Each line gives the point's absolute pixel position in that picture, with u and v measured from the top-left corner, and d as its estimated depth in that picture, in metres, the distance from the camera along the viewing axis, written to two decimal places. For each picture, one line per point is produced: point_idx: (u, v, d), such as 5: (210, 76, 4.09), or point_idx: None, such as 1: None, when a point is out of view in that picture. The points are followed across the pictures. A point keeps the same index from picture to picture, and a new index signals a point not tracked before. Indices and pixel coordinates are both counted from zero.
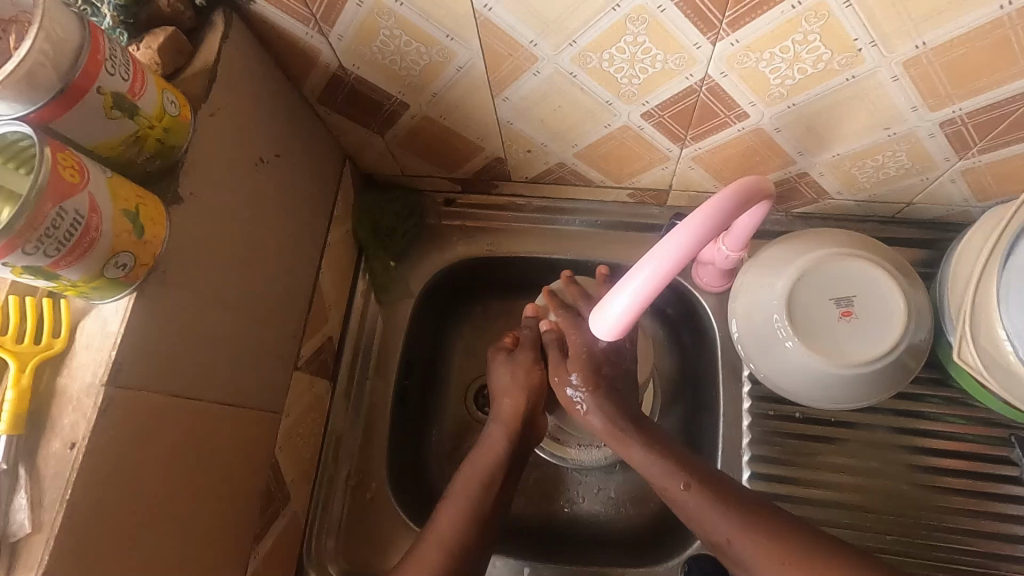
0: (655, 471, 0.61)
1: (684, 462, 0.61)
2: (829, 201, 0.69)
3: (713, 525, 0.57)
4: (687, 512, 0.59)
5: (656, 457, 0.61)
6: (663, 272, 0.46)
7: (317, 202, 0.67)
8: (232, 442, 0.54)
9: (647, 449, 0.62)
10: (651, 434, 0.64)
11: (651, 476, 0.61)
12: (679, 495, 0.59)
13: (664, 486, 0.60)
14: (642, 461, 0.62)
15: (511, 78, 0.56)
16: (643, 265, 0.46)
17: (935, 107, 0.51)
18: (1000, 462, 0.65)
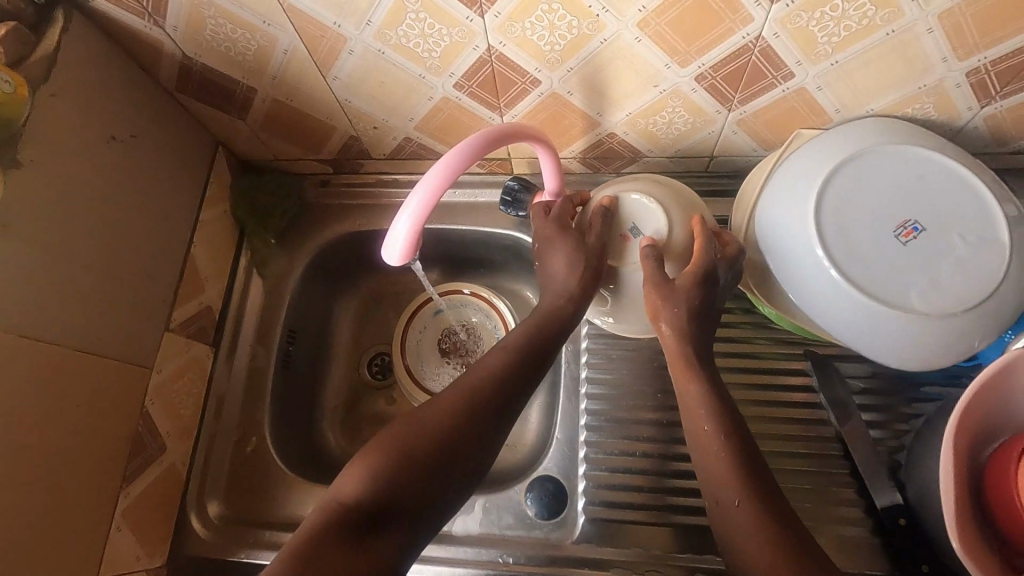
0: (700, 416, 0.57)
1: (726, 409, 0.57)
2: (645, 159, 0.78)
3: (724, 484, 0.53)
4: (703, 446, 0.56)
5: (710, 401, 0.57)
6: (430, 198, 0.53)
7: (185, 182, 0.75)
8: (91, 386, 0.60)
9: (709, 391, 0.57)
10: (718, 380, 0.59)
11: (691, 415, 0.57)
12: (706, 440, 0.55)
13: (692, 423, 0.57)
14: (696, 394, 0.57)
15: (331, 58, 0.64)
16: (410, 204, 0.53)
17: (683, 64, 0.61)
18: (795, 373, 0.73)
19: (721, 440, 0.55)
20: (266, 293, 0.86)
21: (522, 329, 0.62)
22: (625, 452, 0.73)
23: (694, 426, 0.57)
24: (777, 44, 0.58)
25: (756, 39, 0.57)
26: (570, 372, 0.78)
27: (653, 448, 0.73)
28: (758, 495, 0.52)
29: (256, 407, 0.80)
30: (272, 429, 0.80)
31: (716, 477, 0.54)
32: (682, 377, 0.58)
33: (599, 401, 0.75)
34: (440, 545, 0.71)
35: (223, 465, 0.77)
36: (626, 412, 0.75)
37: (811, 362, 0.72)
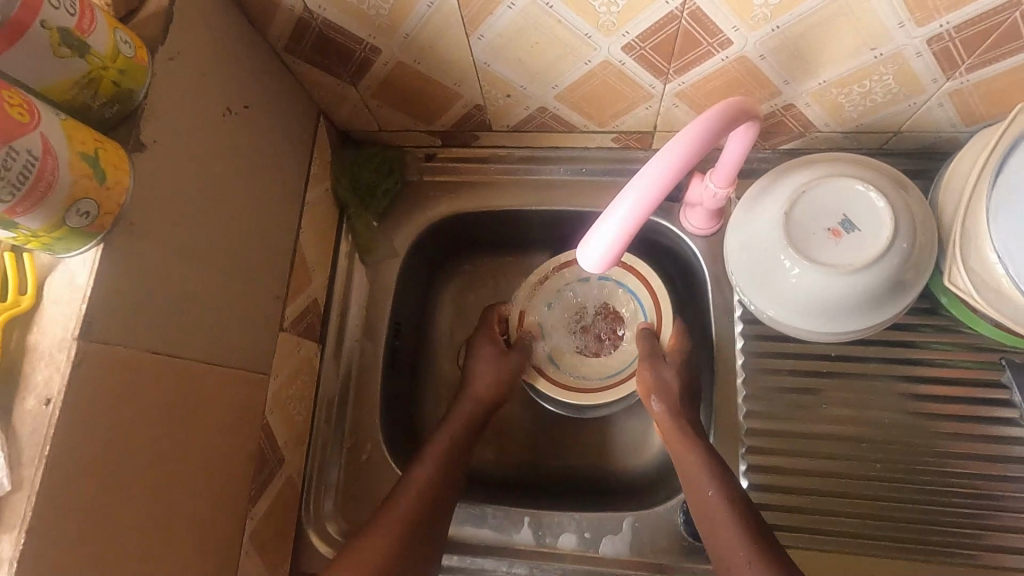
0: (702, 481, 0.60)
1: (729, 479, 0.60)
2: (815, 135, 0.68)
3: (732, 547, 0.56)
4: (708, 514, 0.59)
5: (711, 470, 0.60)
6: (651, 197, 0.44)
7: (292, 159, 0.65)
8: (219, 402, 0.53)
9: (707, 459, 0.61)
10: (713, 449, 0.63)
11: (694, 485, 0.61)
12: (709, 505, 0.59)
13: (696, 493, 0.60)
14: (695, 468, 0.61)
15: (484, 13, 0.53)
16: (634, 186, 0.44)
17: (922, 22, 0.50)
18: (991, 386, 0.65)
19: (725, 506, 0.58)
20: (370, 283, 0.77)
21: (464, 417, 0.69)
22: (790, 469, 0.66)
23: (697, 494, 0.60)
24: None
25: None
26: (723, 378, 0.69)
27: (818, 464, 0.66)
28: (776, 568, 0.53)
29: (368, 410, 0.73)
30: (385, 433, 0.73)
31: (707, 516, 0.58)
32: (676, 453, 0.64)
33: (765, 414, 0.68)
34: (588, 567, 0.65)
35: (338, 472, 0.71)
36: (793, 424, 0.67)
37: (1014, 374, 0.64)
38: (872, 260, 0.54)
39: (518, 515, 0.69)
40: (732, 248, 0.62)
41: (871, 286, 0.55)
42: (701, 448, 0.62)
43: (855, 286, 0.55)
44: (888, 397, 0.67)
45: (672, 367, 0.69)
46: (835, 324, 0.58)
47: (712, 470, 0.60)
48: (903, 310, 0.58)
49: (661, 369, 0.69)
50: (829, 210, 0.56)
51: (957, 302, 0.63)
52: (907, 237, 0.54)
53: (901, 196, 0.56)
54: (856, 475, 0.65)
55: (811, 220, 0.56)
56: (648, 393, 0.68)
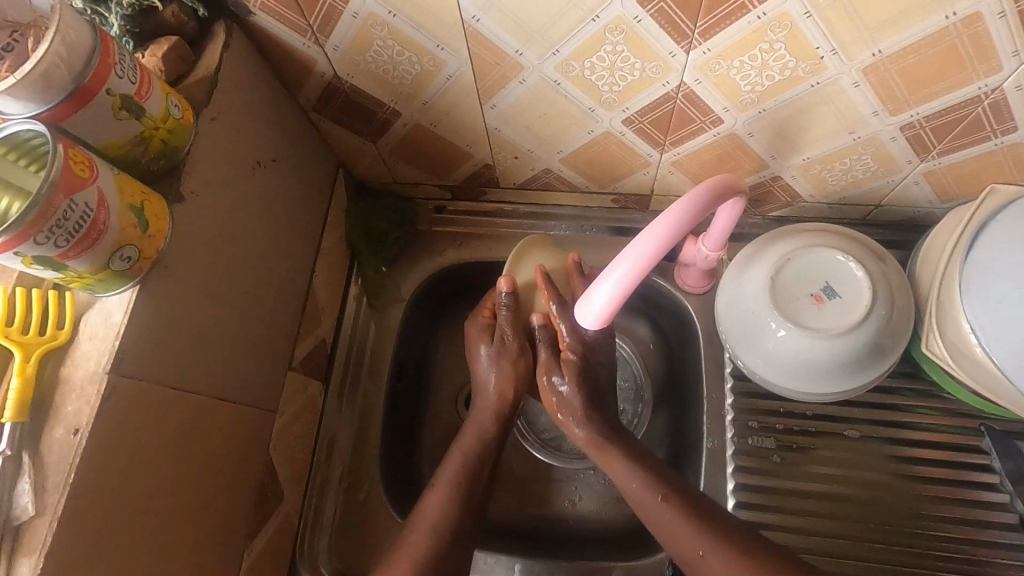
0: (635, 490, 0.61)
1: (660, 475, 0.62)
2: (802, 204, 0.72)
3: (689, 543, 0.57)
4: (649, 513, 0.60)
5: (638, 470, 0.62)
6: (644, 262, 0.47)
7: (312, 207, 0.69)
8: (226, 435, 0.55)
9: (631, 464, 0.62)
10: (630, 441, 0.65)
11: (621, 482, 0.62)
12: (662, 511, 0.59)
13: (641, 503, 0.61)
14: (623, 472, 0.62)
15: (497, 86, 0.59)
16: (629, 251, 0.47)
17: (894, 112, 0.55)
18: (973, 451, 0.67)
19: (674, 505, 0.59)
20: (376, 326, 0.80)
21: (467, 468, 0.64)
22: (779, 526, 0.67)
23: (636, 499, 0.61)
24: (1015, 97, 0.52)
25: (993, 91, 0.51)
26: (714, 433, 0.71)
27: (803, 522, 0.67)
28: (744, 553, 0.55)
29: (368, 450, 0.75)
30: (383, 474, 0.75)
31: (659, 523, 0.59)
32: (606, 464, 0.64)
33: (753, 469, 0.69)
34: None
35: (334, 512, 0.72)
36: (780, 480, 0.69)
37: (993, 440, 0.67)
38: (853, 327, 0.57)
39: (509, 562, 0.71)
40: (721, 305, 0.66)
41: (852, 351, 0.58)
42: (621, 450, 0.63)
43: (837, 350, 0.58)
44: (873, 457, 0.69)
45: (569, 382, 0.64)
46: (821, 386, 0.61)
47: (644, 475, 0.61)
48: (884, 373, 0.61)
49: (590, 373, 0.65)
50: (812, 278, 0.60)
51: (938, 369, 0.66)
52: (885, 305, 0.58)
53: (879, 266, 0.60)
54: (840, 535, 0.67)
55: (795, 286, 0.60)
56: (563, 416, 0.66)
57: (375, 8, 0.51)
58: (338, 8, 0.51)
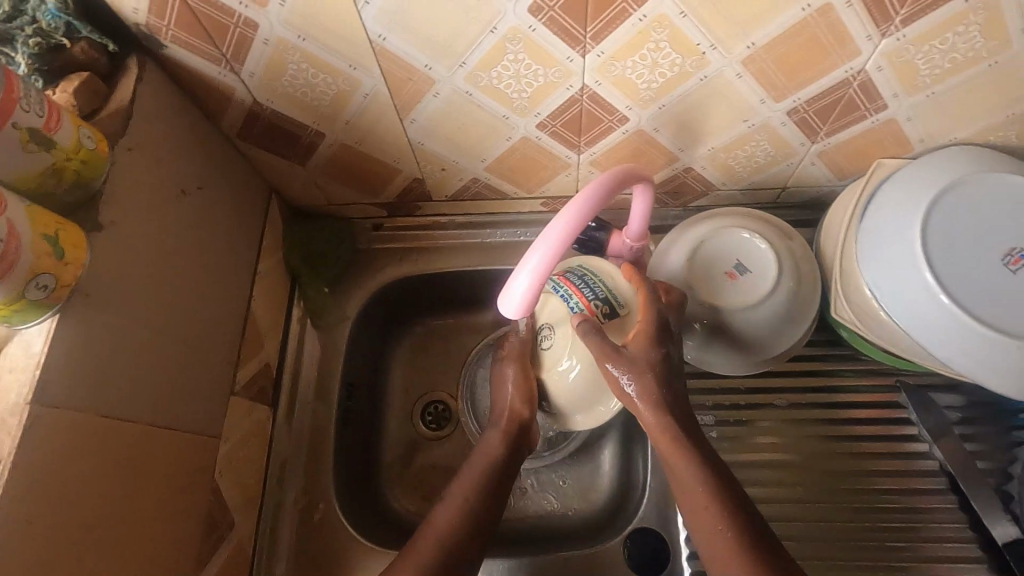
0: (698, 490, 0.54)
1: (723, 482, 0.54)
2: (716, 193, 0.77)
3: (713, 541, 0.52)
4: (696, 501, 0.54)
5: (706, 470, 0.54)
6: (557, 247, 0.50)
7: (245, 232, 0.70)
8: (166, 462, 0.55)
9: (699, 464, 0.54)
10: (710, 454, 0.56)
11: (679, 478, 0.55)
12: (695, 499, 0.54)
13: (697, 500, 0.54)
14: (690, 475, 0.54)
15: (413, 101, 0.62)
16: (543, 239, 0.50)
17: (779, 99, 0.60)
18: (892, 407, 0.72)
19: (709, 500, 0.53)
20: (323, 346, 0.81)
21: None
22: None
23: (686, 492, 0.55)
24: (878, 77, 0.57)
25: (858, 73, 0.57)
26: None
27: (747, 492, 0.70)
28: (761, 561, 0.50)
29: (322, 469, 0.75)
30: (339, 493, 0.75)
31: (693, 500, 0.54)
32: (671, 468, 0.56)
33: None
34: None
35: (291, 535, 0.72)
36: (721, 455, 0.72)
37: (908, 394, 0.71)
38: (766, 298, 0.61)
39: None
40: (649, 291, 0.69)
41: (769, 320, 0.63)
42: (694, 455, 0.55)
43: (755, 322, 0.63)
44: (806, 424, 0.73)
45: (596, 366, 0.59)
46: (745, 358, 0.65)
47: (710, 477, 0.54)
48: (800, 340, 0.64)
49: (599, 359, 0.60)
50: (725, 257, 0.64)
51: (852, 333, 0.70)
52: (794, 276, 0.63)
53: (784, 242, 0.65)
54: (783, 500, 0.70)
55: (710, 266, 0.64)
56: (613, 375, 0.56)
57: (285, 33, 0.53)
58: (248, 35, 0.54)
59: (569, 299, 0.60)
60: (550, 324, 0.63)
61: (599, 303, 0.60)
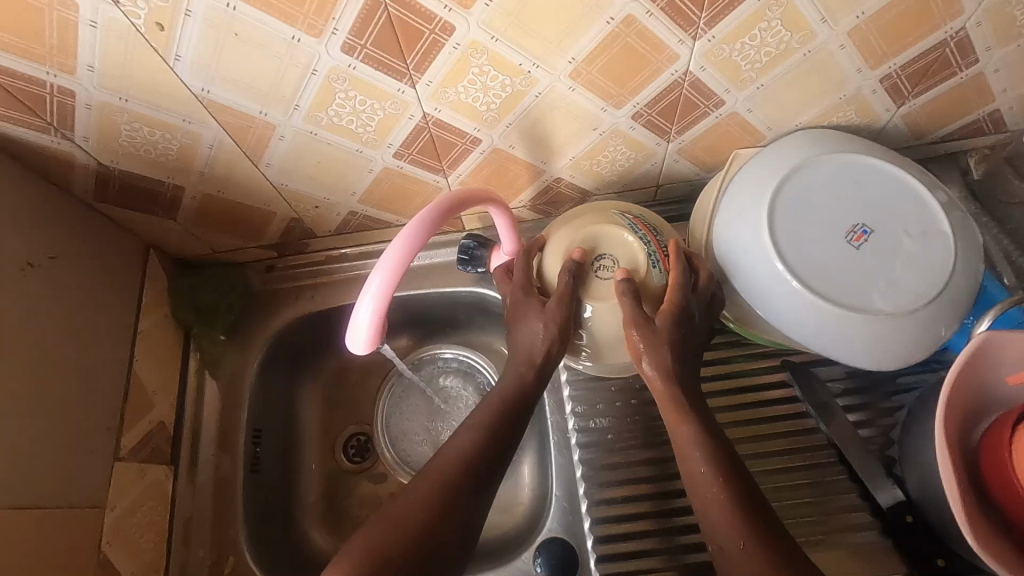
0: (695, 460, 0.56)
1: (721, 449, 0.56)
2: (594, 197, 0.79)
3: (723, 527, 0.52)
4: (698, 488, 0.55)
5: (705, 439, 0.56)
6: (397, 266, 0.51)
7: (117, 293, 0.69)
8: (33, 544, 0.53)
9: (701, 431, 0.56)
10: (707, 416, 0.58)
11: (687, 459, 0.57)
12: (702, 485, 0.55)
13: (688, 468, 0.56)
14: (687, 440, 0.57)
15: (262, 146, 0.62)
16: (383, 259, 0.51)
17: (618, 106, 0.62)
18: (780, 387, 0.74)
19: (716, 483, 0.54)
20: (223, 396, 0.80)
21: None
22: (625, 497, 0.71)
23: (690, 471, 0.56)
24: (705, 76, 0.59)
25: (685, 74, 0.59)
26: (558, 425, 0.76)
27: (649, 487, 0.72)
28: (757, 534, 0.50)
29: (229, 522, 0.74)
30: (249, 543, 0.74)
31: (696, 491, 0.55)
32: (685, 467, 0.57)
33: (597, 450, 0.74)
34: None
35: None
36: (622, 454, 0.73)
37: (793, 373, 0.74)
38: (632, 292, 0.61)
39: None
40: None
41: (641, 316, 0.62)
42: (693, 420, 0.57)
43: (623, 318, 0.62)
44: None
45: (663, 317, 0.58)
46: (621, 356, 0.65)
47: (704, 446, 0.56)
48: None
49: (655, 333, 0.57)
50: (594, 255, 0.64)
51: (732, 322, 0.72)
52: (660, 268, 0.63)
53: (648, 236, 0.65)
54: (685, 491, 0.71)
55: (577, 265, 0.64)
56: (638, 355, 0.58)
57: (105, 96, 0.53)
58: (68, 103, 0.53)
59: (648, 248, 0.63)
60: (613, 258, 0.64)
61: (600, 263, 0.63)
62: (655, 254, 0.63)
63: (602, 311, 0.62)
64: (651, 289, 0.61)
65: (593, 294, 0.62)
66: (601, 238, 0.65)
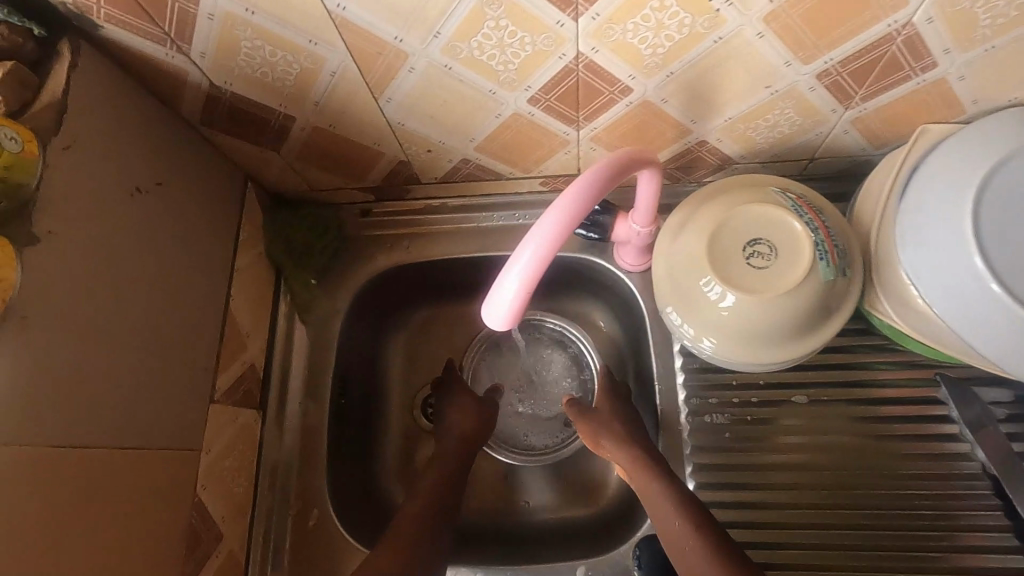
0: (668, 518, 0.60)
1: (691, 502, 0.61)
2: (735, 166, 0.69)
3: None
4: (677, 543, 0.59)
5: (672, 494, 0.61)
6: (555, 236, 0.43)
7: (218, 227, 0.65)
8: (137, 485, 0.51)
9: (667, 486, 0.62)
10: (672, 475, 0.63)
11: (660, 519, 0.61)
12: (678, 538, 0.59)
13: (662, 523, 0.61)
14: (659, 495, 0.62)
15: (387, 78, 0.55)
16: (539, 227, 0.43)
17: (807, 60, 0.52)
18: (931, 403, 0.65)
19: (693, 535, 0.58)
20: (312, 343, 0.77)
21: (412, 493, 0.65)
22: (741, 503, 0.65)
23: (665, 527, 0.60)
24: (928, 31, 0.48)
25: (904, 27, 0.48)
26: (667, 416, 0.69)
27: (768, 495, 0.65)
28: None
29: (315, 473, 0.72)
30: (333, 496, 0.72)
31: (676, 546, 0.59)
32: (659, 526, 0.61)
33: (713, 448, 0.67)
34: None
35: (285, 541, 0.69)
36: (741, 456, 0.67)
37: (949, 389, 0.64)
38: (797, 285, 0.53)
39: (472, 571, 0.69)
40: (660, 277, 0.61)
41: (796, 313, 0.54)
42: (661, 476, 0.63)
43: (778, 313, 0.54)
44: (835, 423, 0.67)
45: (606, 403, 0.72)
46: (763, 354, 0.57)
47: (670, 501, 0.61)
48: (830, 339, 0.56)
49: (598, 416, 0.71)
50: (749, 236, 0.55)
51: (888, 325, 0.62)
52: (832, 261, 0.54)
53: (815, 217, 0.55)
54: (811, 506, 0.65)
55: (729, 246, 0.55)
56: (597, 442, 0.70)
57: (230, 6, 0.46)
58: (189, 10, 0.47)
59: (816, 234, 0.54)
60: (770, 242, 0.54)
61: (753, 247, 0.54)
62: (823, 243, 0.54)
63: (753, 304, 0.54)
64: (817, 285, 0.53)
65: (740, 284, 0.54)
66: (761, 216, 0.55)
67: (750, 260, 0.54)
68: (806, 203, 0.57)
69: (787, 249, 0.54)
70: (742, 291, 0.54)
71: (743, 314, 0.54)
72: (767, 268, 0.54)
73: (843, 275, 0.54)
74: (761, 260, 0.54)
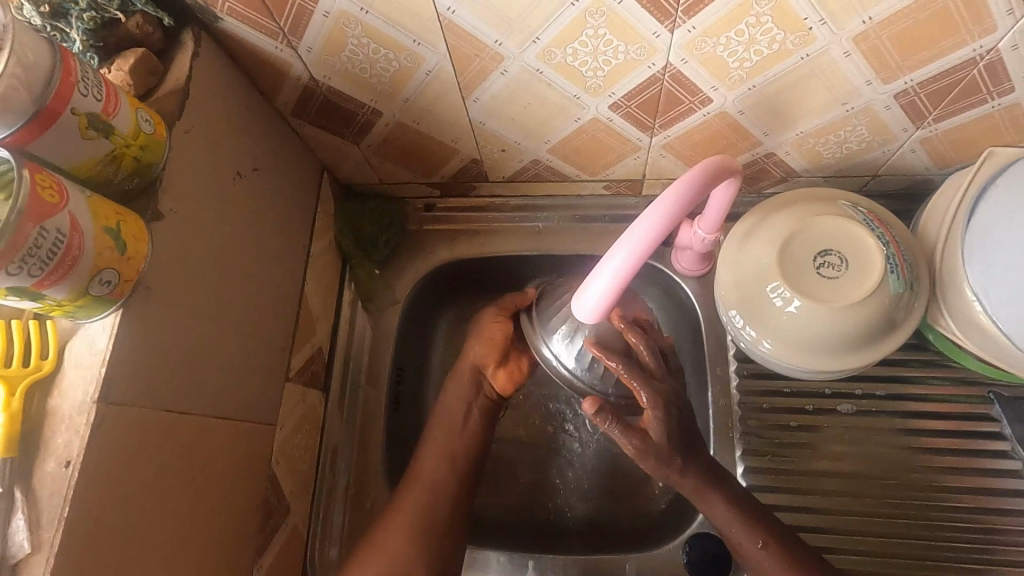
0: (735, 534, 0.59)
1: (752, 514, 0.59)
2: (797, 179, 0.71)
3: None
4: (751, 561, 0.59)
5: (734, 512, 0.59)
6: (651, 236, 0.46)
7: (298, 213, 0.68)
8: (228, 454, 0.54)
9: (731, 511, 0.59)
10: (731, 489, 0.60)
11: (731, 537, 0.60)
12: (756, 557, 0.58)
13: (736, 543, 0.59)
14: (720, 515, 0.59)
15: (479, 79, 0.57)
16: (635, 228, 0.46)
17: (887, 80, 0.53)
18: (982, 420, 0.66)
19: (774, 561, 0.58)
20: (373, 331, 0.79)
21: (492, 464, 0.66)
22: (788, 508, 0.67)
23: (737, 545, 0.59)
24: (1011, 57, 0.50)
25: (989, 51, 0.50)
26: (719, 418, 0.70)
27: (816, 501, 0.67)
28: None
29: (373, 456, 0.74)
30: (388, 478, 0.74)
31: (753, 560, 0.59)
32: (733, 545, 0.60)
33: (760, 452, 0.69)
34: None
35: (343, 520, 0.72)
36: (789, 461, 0.68)
37: (1003, 407, 0.66)
38: (867, 296, 0.54)
39: (522, 560, 0.71)
40: (725, 282, 0.63)
41: (864, 323, 0.56)
42: (719, 496, 0.59)
43: (848, 322, 0.56)
44: (884, 435, 0.68)
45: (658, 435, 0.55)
46: (828, 362, 0.58)
47: (742, 523, 0.59)
48: (894, 349, 0.58)
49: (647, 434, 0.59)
50: (820, 246, 0.57)
51: (945, 339, 0.64)
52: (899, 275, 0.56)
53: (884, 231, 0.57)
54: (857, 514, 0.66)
55: (799, 255, 0.57)
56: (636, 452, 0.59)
57: (348, 5, 0.49)
58: (308, 8, 0.50)
59: (886, 249, 0.56)
60: (841, 253, 0.56)
61: (824, 258, 0.56)
62: (892, 257, 0.56)
63: (823, 312, 0.55)
64: (885, 297, 0.55)
65: (811, 292, 0.55)
66: (834, 227, 0.57)
67: (820, 270, 0.56)
68: (874, 218, 0.58)
69: (858, 261, 0.55)
70: (813, 299, 0.55)
71: (811, 322, 0.56)
72: (838, 279, 0.55)
73: (909, 289, 0.57)
74: (832, 271, 0.56)
